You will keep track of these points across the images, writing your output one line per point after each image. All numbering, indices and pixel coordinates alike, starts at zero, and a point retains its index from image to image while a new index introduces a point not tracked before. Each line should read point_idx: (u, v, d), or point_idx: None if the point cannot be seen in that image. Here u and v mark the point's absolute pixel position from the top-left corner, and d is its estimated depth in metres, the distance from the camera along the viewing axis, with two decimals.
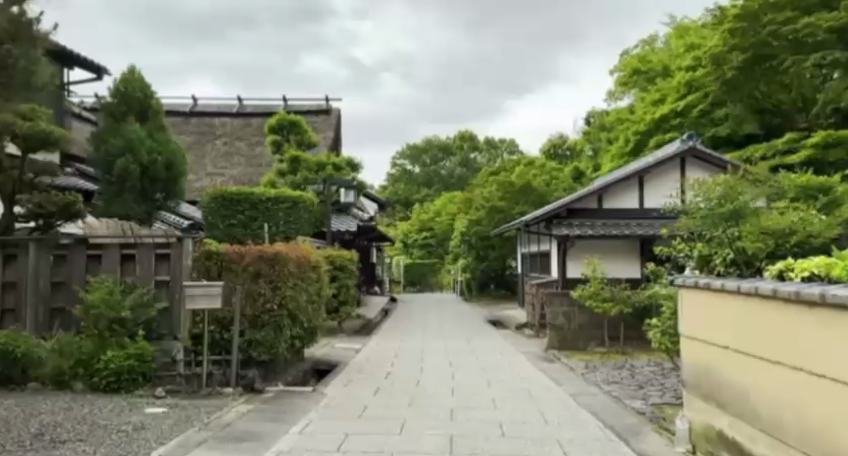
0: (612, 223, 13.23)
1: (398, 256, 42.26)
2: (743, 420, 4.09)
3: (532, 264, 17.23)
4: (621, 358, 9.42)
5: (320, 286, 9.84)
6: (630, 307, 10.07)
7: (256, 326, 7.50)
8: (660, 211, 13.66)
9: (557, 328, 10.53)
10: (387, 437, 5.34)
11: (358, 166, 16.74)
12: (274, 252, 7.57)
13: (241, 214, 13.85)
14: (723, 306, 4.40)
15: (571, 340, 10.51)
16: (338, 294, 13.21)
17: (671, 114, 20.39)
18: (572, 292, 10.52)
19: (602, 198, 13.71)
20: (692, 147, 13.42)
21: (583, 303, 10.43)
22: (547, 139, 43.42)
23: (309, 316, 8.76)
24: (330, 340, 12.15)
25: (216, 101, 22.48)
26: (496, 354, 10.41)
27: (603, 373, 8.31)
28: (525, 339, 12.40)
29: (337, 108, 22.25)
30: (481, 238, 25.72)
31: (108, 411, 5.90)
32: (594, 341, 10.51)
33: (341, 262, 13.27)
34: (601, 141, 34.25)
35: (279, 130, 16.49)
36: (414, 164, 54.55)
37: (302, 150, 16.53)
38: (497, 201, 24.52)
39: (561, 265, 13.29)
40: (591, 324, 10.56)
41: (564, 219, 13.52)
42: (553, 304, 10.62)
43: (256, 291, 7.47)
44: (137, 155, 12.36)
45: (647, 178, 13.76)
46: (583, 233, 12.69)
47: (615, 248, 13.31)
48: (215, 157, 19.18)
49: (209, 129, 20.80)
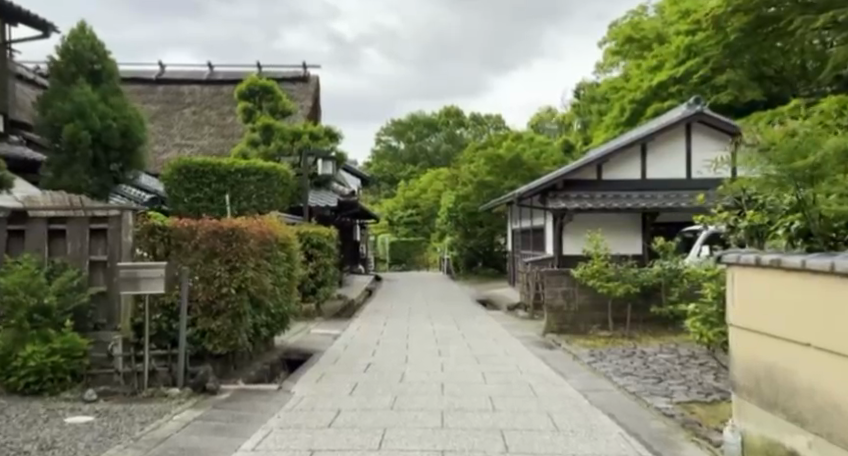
0: (612, 195, 12.20)
1: (382, 234, 41.29)
2: (831, 443, 3.04)
3: (525, 239, 16.18)
4: (630, 344, 8.37)
5: (292, 266, 8.72)
6: (637, 287, 9.11)
7: (211, 314, 6.35)
8: (664, 182, 12.64)
9: (555, 310, 9.48)
10: (362, 454, 4.22)
11: (337, 136, 15.51)
12: (231, 227, 6.45)
13: (208, 188, 12.97)
14: (794, 290, 3.32)
15: (571, 323, 9.44)
16: (315, 274, 12.13)
17: (670, 80, 19.31)
18: (572, 270, 9.46)
19: (601, 168, 12.65)
20: (700, 112, 12.26)
21: (584, 282, 9.37)
22: (534, 113, 42.35)
23: (276, 301, 7.66)
24: (305, 324, 11.05)
25: (185, 69, 21.25)
26: (490, 339, 9.33)
27: (612, 362, 7.26)
28: (519, 320, 11.39)
29: (315, 76, 21.00)
30: (469, 214, 24.83)
31: (17, 421, 4.79)
32: (598, 324, 9.40)
33: (318, 239, 12.16)
34: (591, 114, 33.21)
35: (251, 96, 15.30)
36: (399, 140, 53.34)
37: (276, 118, 15.37)
38: (485, 175, 23.50)
39: (556, 240, 12.29)
40: (594, 305, 9.49)
41: (561, 191, 12.46)
42: (551, 284, 9.50)
43: (210, 272, 6.34)
44: (88, 120, 11.62)
45: (650, 146, 12.66)
46: (582, 206, 11.66)
47: (616, 222, 12.29)
48: (183, 128, 18.10)
49: (177, 98, 19.59)
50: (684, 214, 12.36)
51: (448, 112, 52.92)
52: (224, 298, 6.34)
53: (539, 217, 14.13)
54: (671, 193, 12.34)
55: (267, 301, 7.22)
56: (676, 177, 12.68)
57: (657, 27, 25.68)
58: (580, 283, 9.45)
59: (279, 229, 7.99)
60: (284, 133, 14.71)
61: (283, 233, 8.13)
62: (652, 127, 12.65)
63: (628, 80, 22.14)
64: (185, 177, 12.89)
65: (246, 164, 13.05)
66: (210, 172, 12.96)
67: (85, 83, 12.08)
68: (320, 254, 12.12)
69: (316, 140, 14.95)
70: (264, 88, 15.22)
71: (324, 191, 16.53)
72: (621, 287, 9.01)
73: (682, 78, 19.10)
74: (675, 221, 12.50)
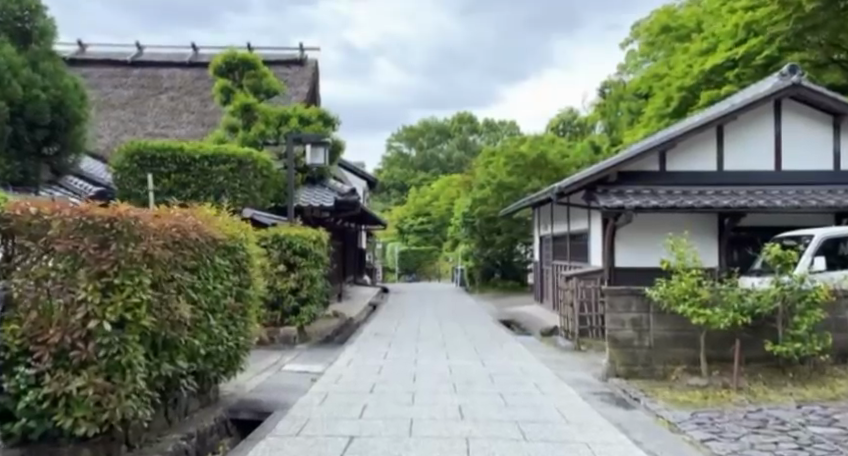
0: (681, 191, 9.49)
1: (391, 243, 38.48)
2: None
3: (559, 248, 13.43)
4: (746, 405, 5.63)
5: (249, 278, 6.03)
6: (747, 318, 6.35)
7: (69, 367, 3.62)
8: (745, 175, 9.88)
9: (622, 345, 6.89)
10: None
11: (333, 120, 12.80)
12: (112, 218, 3.75)
13: (167, 179, 10.29)
14: None
15: (644, 363, 6.87)
16: (298, 288, 9.48)
17: (726, 64, 16.41)
18: (647, 290, 6.81)
19: (665, 156, 9.90)
20: (797, 84, 9.47)
21: (665, 307, 6.74)
22: (554, 116, 39.62)
23: (209, 337, 4.91)
24: (279, 356, 8.35)
25: (166, 51, 18.53)
26: (532, 385, 6.62)
27: (748, 444, 4.50)
28: (561, 354, 8.65)
29: (313, 58, 18.30)
30: (486, 220, 22.00)
31: None
32: (684, 366, 6.81)
33: (302, 245, 9.52)
34: (618, 114, 30.33)
35: (228, 72, 12.52)
36: (411, 146, 50.74)
37: (259, 99, 12.61)
38: (504, 177, 20.83)
39: (608, 249, 9.60)
40: (676, 339, 6.86)
41: (614, 186, 9.76)
42: (616, 308, 6.88)
43: (70, 295, 3.62)
44: (7, 89, 8.41)
45: (729, 128, 9.87)
46: (644, 204, 8.96)
47: (683, 225, 9.59)
48: (157, 115, 15.50)
49: (154, 82, 16.88)
50: (772, 216, 9.60)
51: (461, 118, 50.33)
52: (92, 341, 3.60)
53: (579, 220, 11.40)
54: (756, 191, 9.58)
55: (188, 337, 4.49)
56: (763, 167, 9.87)
57: (697, 14, 22.79)
58: (658, 307, 6.84)
59: (223, 224, 5.33)
60: (268, 116, 12.06)
61: (230, 230, 5.46)
62: (731, 104, 9.88)
63: (669, 71, 19.28)
64: (138, 164, 10.18)
65: (215, 149, 10.40)
66: (171, 159, 10.26)
67: (6, 43, 8.67)
68: (305, 263, 9.51)
69: (307, 125, 12.23)
70: (244, 61, 12.46)
71: (319, 189, 13.85)
72: (727, 317, 6.26)
73: (739, 62, 16.20)
74: (763, 225, 9.68)
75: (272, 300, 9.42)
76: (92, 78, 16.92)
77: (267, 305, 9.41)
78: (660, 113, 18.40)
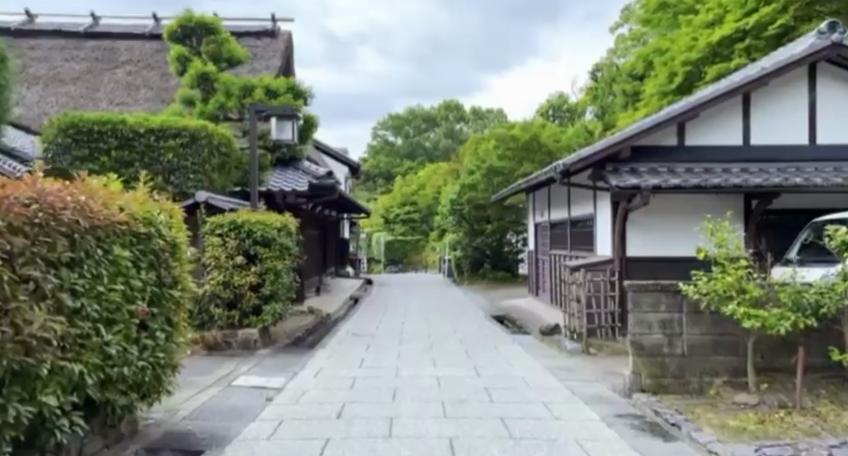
0: (703, 169, 8.20)
1: (376, 233, 37.02)
2: None
3: (558, 235, 12.11)
4: (820, 435, 4.34)
5: (180, 275, 4.65)
6: (810, 320, 5.07)
7: None
8: (775, 149, 8.58)
9: (648, 353, 5.62)
10: None
11: (303, 94, 11.42)
12: None
13: (107, 157, 8.94)
14: None
15: (676, 375, 5.60)
16: (258, 282, 8.12)
17: (736, 35, 14.91)
18: (680, 284, 5.56)
19: (683, 129, 8.59)
20: (839, 43, 8.17)
21: (702, 304, 5.49)
22: (544, 101, 38.16)
23: (102, 357, 3.56)
24: (234, 365, 6.98)
25: (125, 22, 17.11)
26: (540, 405, 5.32)
27: None
28: (566, 359, 7.36)
29: (286, 31, 16.82)
30: (475, 207, 20.60)
31: None
32: (725, 378, 5.55)
33: (264, 233, 8.15)
34: (612, 97, 28.86)
35: (185, 39, 11.16)
36: (396, 135, 49.22)
37: (220, 68, 11.23)
38: (495, 161, 19.52)
39: (618, 235, 8.36)
40: (714, 345, 5.60)
41: (624, 163, 8.46)
42: (642, 308, 5.64)
43: None
44: None
45: (757, 96, 8.57)
46: (663, 183, 7.66)
47: (705, 207, 8.33)
48: (111, 90, 14.11)
49: (110, 55, 15.46)
50: (807, 197, 8.34)
51: (448, 105, 48.84)
52: None
53: (582, 203, 10.09)
54: (790, 167, 8.29)
55: (58, 361, 3.15)
56: (796, 141, 8.59)
57: None
58: (693, 306, 5.60)
59: (130, 203, 3.96)
60: (229, 87, 10.78)
61: (142, 211, 4.08)
62: (760, 67, 8.58)
63: (671, 46, 17.83)
64: (73, 138, 8.86)
65: (162, 122, 9.07)
66: (111, 133, 8.94)
67: None
68: (268, 254, 8.16)
69: (275, 98, 10.86)
70: (202, 25, 11.04)
71: (291, 171, 12.47)
72: (786, 320, 4.96)
73: (751, 32, 14.75)
74: (796, 208, 8.43)
75: (229, 299, 8.07)
76: (41, 50, 15.48)
77: (223, 304, 8.06)
78: (661, 91, 16.68)
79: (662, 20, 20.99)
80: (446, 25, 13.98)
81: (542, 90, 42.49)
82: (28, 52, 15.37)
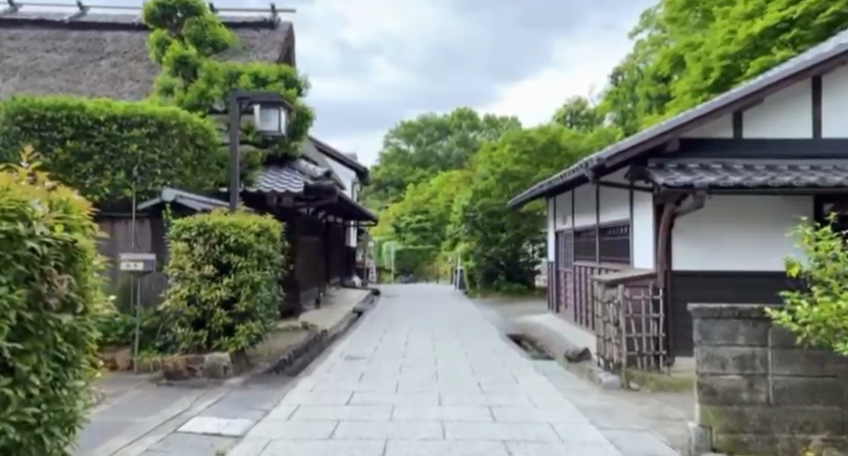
0: (767, 166, 6.81)
1: (386, 242, 35.69)
2: None
3: (584, 244, 10.69)
4: None
5: (85, 293, 3.29)
6: None
7: None
8: None
9: (720, 399, 4.23)
10: None
11: (297, 83, 10.27)
12: None
13: (60, 148, 7.67)
14: None
15: (758, 430, 4.20)
16: (232, 297, 6.78)
17: (780, 27, 13.51)
18: (770, 309, 4.18)
19: (741, 118, 7.21)
20: None
21: (797, 335, 4.12)
22: (561, 106, 36.76)
23: None
24: (192, 400, 5.66)
25: (115, 13, 15.93)
26: None
27: None
28: (602, 395, 5.98)
29: (286, 21, 15.52)
30: (489, 215, 19.19)
31: None
32: (827, 436, 4.15)
33: (240, 240, 6.82)
34: (633, 103, 27.46)
35: (165, 20, 9.88)
36: (409, 143, 47.72)
37: (203, 53, 9.98)
38: (510, 165, 18.15)
39: (663, 245, 6.98)
40: (811, 391, 4.20)
41: (671, 158, 7.08)
42: (713, 339, 4.27)
43: None
44: None
45: (831, 79, 7.17)
46: (721, 180, 6.28)
47: (768, 213, 6.99)
48: (91, 84, 12.87)
49: (94, 46, 14.26)
50: None
51: (461, 112, 47.52)
52: None
53: (615, 207, 8.72)
54: None
55: None
56: None
57: None
58: (781, 340, 4.23)
59: None
60: (211, 74, 9.55)
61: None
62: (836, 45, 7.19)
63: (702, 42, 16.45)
64: (22, 126, 7.58)
65: (127, 108, 7.84)
66: (67, 121, 7.66)
67: None
68: (244, 264, 6.82)
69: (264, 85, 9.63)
70: (183, 5, 9.71)
71: (285, 170, 11.18)
72: None
73: (796, 22, 13.35)
74: None
75: (196, 316, 6.75)
76: (22, 41, 14.29)
77: (189, 323, 6.75)
78: (695, 88, 15.33)
79: (689, 18, 19.60)
80: (459, 34, 12.67)
81: (557, 96, 41.08)
82: (8, 43, 14.20)
